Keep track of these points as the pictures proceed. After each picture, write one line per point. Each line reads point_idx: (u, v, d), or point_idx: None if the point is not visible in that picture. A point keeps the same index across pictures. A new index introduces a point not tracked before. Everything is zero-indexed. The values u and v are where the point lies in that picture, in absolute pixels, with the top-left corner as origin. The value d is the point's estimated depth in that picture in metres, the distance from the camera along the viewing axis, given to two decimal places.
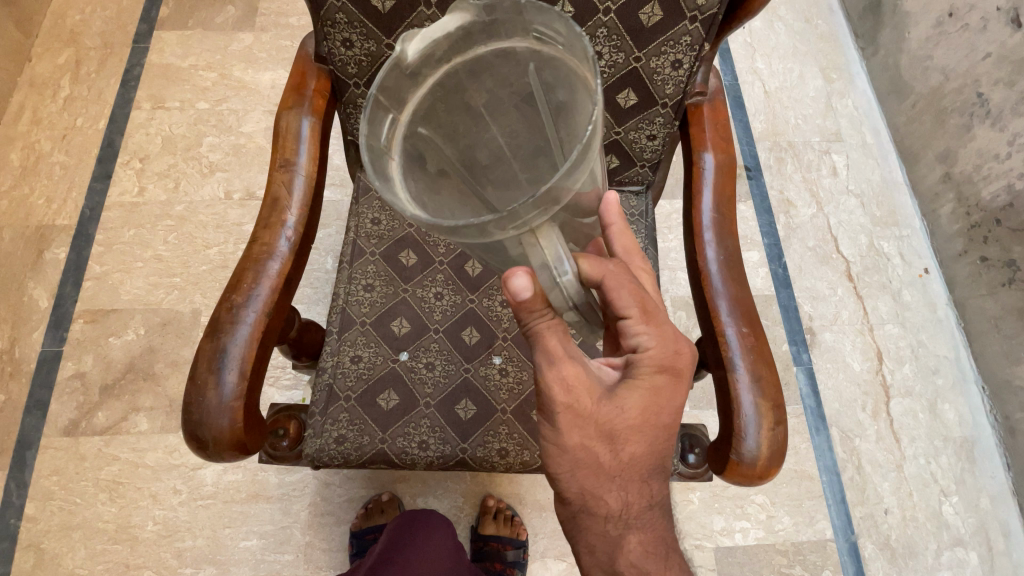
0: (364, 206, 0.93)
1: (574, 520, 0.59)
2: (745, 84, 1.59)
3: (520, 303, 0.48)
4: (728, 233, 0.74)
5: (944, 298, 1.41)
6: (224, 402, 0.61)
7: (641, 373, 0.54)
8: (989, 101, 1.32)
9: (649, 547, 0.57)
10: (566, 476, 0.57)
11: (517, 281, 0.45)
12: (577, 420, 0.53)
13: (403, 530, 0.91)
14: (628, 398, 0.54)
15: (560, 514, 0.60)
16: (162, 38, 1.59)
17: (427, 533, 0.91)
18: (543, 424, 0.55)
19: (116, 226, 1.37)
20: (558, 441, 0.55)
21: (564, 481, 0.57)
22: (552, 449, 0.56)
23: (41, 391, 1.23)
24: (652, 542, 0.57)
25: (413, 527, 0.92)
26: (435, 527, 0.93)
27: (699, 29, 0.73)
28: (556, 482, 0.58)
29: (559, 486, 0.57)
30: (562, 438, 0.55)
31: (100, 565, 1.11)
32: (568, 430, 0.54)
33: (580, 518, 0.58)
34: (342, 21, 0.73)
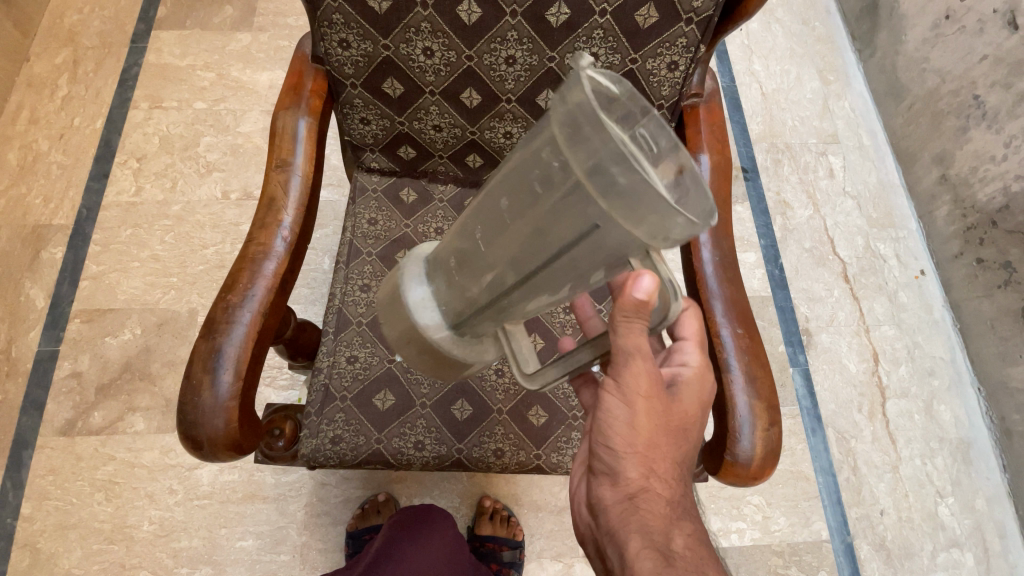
0: (361, 206, 0.94)
1: (630, 503, 0.56)
2: (743, 86, 1.59)
3: (632, 302, 0.46)
4: (723, 234, 0.74)
5: (940, 299, 1.42)
6: (219, 403, 0.61)
7: (697, 380, 0.60)
8: (986, 104, 1.33)
9: (697, 535, 0.57)
10: (630, 455, 0.56)
11: (646, 282, 0.44)
12: (652, 404, 0.55)
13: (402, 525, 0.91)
14: (688, 388, 0.60)
15: (610, 500, 0.58)
16: (160, 38, 1.59)
17: (425, 527, 0.91)
18: (613, 404, 0.55)
19: (113, 225, 1.37)
20: (627, 420, 0.55)
21: (628, 460, 0.56)
22: (621, 429, 0.56)
23: (38, 391, 1.23)
24: (699, 532, 0.58)
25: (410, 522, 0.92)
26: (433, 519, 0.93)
27: (695, 31, 0.73)
28: (620, 463, 0.57)
29: (622, 464, 0.57)
30: (635, 417, 0.55)
31: (96, 566, 1.11)
32: (643, 411, 0.55)
33: (637, 500, 0.56)
34: (339, 22, 0.74)
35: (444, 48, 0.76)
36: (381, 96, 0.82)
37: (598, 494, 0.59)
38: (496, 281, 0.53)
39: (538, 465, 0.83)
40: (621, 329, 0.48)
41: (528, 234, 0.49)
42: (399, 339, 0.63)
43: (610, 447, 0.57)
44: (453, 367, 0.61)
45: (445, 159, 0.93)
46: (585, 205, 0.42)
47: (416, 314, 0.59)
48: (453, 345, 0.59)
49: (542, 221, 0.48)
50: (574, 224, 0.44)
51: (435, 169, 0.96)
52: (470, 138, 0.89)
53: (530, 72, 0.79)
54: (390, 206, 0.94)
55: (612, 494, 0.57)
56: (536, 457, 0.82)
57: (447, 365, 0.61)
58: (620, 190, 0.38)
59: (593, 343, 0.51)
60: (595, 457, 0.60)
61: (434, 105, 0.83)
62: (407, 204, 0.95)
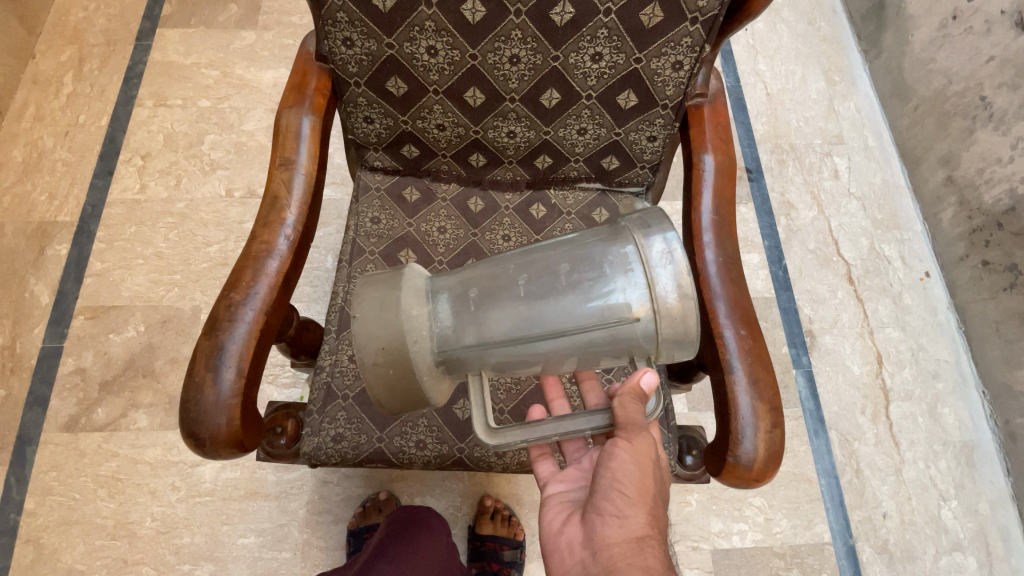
0: (364, 205, 0.94)
1: (637, 545, 0.55)
2: (747, 86, 1.59)
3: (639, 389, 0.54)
4: (727, 236, 0.74)
5: (945, 301, 1.41)
6: (221, 400, 0.62)
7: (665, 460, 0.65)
8: (992, 105, 1.32)
9: None
10: (636, 503, 0.57)
11: (650, 378, 0.54)
12: (652, 463, 0.58)
13: (400, 525, 0.91)
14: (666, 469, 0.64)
15: (615, 540, 0.56)
16: (165, 36, 1.60)
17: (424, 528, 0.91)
18: (624, 457, 0.57)
19: (117, 222, 1.38)
20: (635, 469, 0.57)
21: (637, 506, 0.57)
22: (630, 477, 0.57)
23: (42, 387, 1.23)
24: None
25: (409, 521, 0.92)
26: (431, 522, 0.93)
27: (700, 31, 0.73)
28: (628, 508, 0.57)
29: (628, 511, 0.57)
30: (644, 469, 0.58)
31: (98, 561, 1.11)
32: (650, 464, 0.58)
33: (642, 545, 0.55)
34: (344, 20, 0.74)
35: (448, 46, 0.76)
36: (385, 95, 0.82)
37: (597, 535, 0.57)
38: (510, 328, 0.49)
39: None
40: (622, 409, 0.54)
41: (564, 298, 0.49)
42: (363, 344, 0.51)
43: (618, 492, 0.58)
44: (413, 396, 0.52)
45: (448, 158, 0.92)
46: (631, 300, 0.48)
47: (406, 325, 0.50)
48: (426, 373, 0.52)
49: (588, 292, 0.48)
50: (606, 310, 0.48)
51: (438, 168, 0.95)
52: (474, 138, 0.89)
53: (534, 72, 0.79)
54: (393, 205, 0.94)
55: (617, 534, 0.56)
56: None
57: (408, 393, 0.52)
58: (674, 310, 0.48)
59: (600, 412, 0.55)
60: (597, 503, 0.59)
61: (438, 104, 0.83)
62: (410, 203, 0.95)
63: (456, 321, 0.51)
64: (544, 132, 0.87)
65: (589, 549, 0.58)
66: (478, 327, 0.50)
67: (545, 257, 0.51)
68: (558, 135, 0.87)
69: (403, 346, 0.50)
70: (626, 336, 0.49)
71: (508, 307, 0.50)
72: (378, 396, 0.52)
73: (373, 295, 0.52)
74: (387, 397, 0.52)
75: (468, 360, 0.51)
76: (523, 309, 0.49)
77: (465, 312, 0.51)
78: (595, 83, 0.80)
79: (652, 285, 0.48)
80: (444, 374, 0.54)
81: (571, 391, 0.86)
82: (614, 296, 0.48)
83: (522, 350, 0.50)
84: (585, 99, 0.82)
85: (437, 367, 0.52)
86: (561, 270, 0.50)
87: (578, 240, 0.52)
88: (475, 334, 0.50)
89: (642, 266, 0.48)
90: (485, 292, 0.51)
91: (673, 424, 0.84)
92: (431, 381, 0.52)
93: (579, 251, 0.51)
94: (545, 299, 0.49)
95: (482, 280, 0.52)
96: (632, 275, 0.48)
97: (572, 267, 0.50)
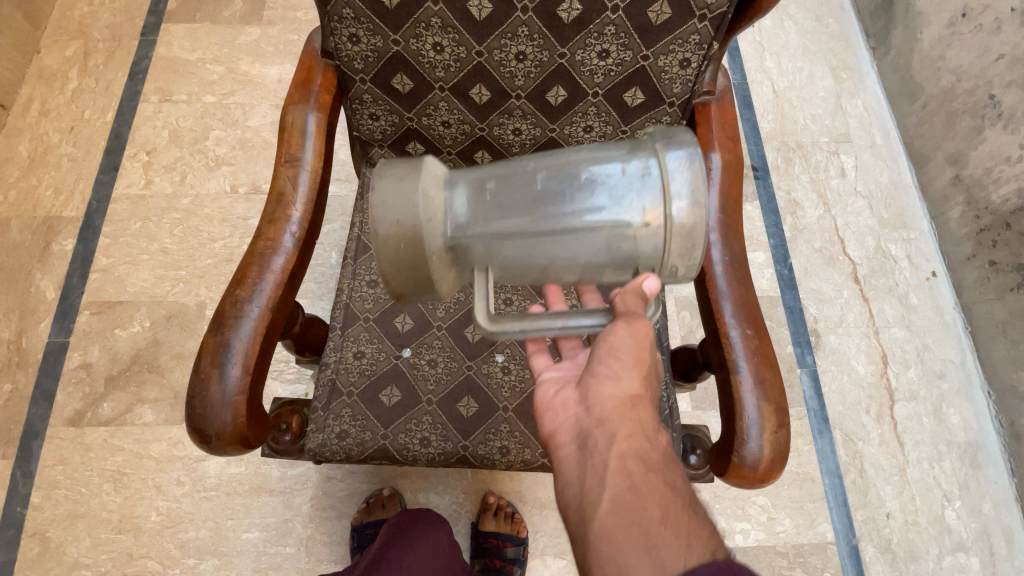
0: (369, 202, 0.94)
1: (630, 403, 0.54)
2: (754, 83, 1.58)
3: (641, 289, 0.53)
4: (734, 235, 0.74)
5: (951, 301, 1.40)
6: (227, 397, 0.62)
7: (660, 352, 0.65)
8: (1001, 104, 1.31)
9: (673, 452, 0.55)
10: (628, 371, 0.55)
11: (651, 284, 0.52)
12: (647, 338, 0.55)
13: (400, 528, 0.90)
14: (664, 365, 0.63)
15: (608, 398, 0.55)
16: (170, 31, 1.60)
17: (428, 528, 0.91)
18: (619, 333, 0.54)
19: (123, 218, 1.38)
20: (631, 337, 0.54)
21: (633, 371, 0.55)
22: (625, 346, 0.54)
23: (48, 382, 1.24)
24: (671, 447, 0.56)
25: (414, 521, 0.92)
26: (434, 521, 0.93)
27: (708, 28, 0.72)
28: (623, 373, 0.55)
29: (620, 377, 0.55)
30: (642, 343, 0.54)
31: (103, 555, 1.12)
32: (646, 333, 0.55)
33: (635, 407, 0.54)
34: (350, 16, 0.73)
35: (454, 43, 0.76)
36: (391, 92, 0.82)
37: (591, 394, 0.56)
38: (521, 218, 0.50)
39: (544, 464, 0.82)
40: (620, 306, 0.54)
41: (579, 193, 0.49)
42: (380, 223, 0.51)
43: (613, 357, 0.55)
44: (420, 275, 0.52)
45: (453, 155, 0.92)
46: (643, 206, 0.48)
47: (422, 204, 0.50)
48: (436, 255, 0.51)
49: (602, 195, 0.49)
50: (618, 213, 0.48)
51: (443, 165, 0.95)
52: (479, 135, 0.88)
53: (540, 69, 0.78)
54: None
55: (611, 393, 0.55)
56: (542, 455, 0.82)
57: (416, 273, 0.52)
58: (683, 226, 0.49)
59: (600, 312, 0.56)
60: (592, 365, 0.57)
61: (443, 101, 0.83)
62: None
63: (471, 210, 0.51)
64: (550, 130, 0.87)
65: (584, 407, 0.57)
66: (490, 215, 0.51)
67: (564, 160, 0.51)
68: (564, 133, 0.87)
69: (417, 222, 0.50)
70: (635, 243, 0.49)
71: (524, 202, 0.50)
72: (384, 270, 0.52)
73: (391, 175, 0.52)
74: (396, 276, 0.52)
75: (478, 248, 0.51)
76: (537, 201, 0.50)
77: (483, 203, 0.51)
78: (601, 81, 0.79)
79: (666, 194, 0.48)
80: (452, 264, 0.53)
81: None
82: (627, 202, 0.48)
83: (530, 244, 0.50)
84: (592, 96, 0.81)
85: (446, 252, 0.52)
86: (580, 173, 0.50)
87: (599, 150, 0.52)
88: (488, 223, 0.51)
89: (658, 175, 0.49)
90: (502, 184, 0.51)
91: (678, 424, 0.83)
92: (440, 267, 0.52)
93: (599, 158, 0.51)
94: (559, 197, 0.49)
95: (500, 174, 0.52)
96: (649, 182, 0.49)
97: (590, 168, 0.50)
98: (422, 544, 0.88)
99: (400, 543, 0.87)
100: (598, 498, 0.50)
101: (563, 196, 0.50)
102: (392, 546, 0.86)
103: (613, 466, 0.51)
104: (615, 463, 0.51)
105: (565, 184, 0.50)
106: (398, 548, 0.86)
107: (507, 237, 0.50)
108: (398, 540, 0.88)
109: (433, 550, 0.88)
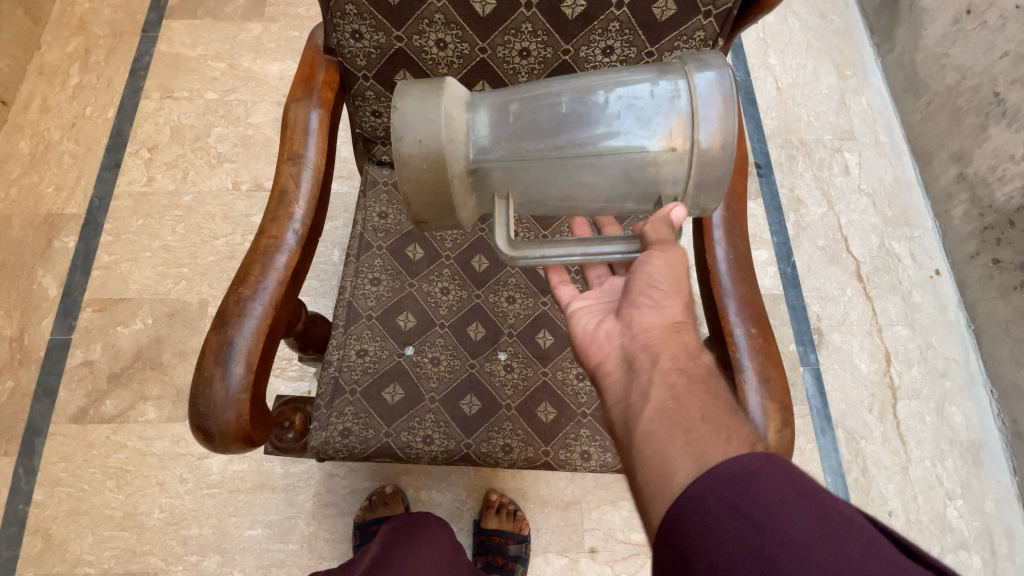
0: (371, 200, 0.93)
1: (672, 330, 0.54)
2: (757, 80, 1.57)
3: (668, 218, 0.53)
4: (738, 233, 0.74)
5: (955, 300, 1.39)
6: (230, 395, 0.61)
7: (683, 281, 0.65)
8: (1006, 101, 1.30)
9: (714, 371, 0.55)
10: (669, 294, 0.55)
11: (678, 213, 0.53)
12: (682, 265, 0.55)
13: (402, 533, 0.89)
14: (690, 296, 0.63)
15: (651, 324, 0.55)
16: (171, 28, 1.59)
17: (427, 531, 0.91)
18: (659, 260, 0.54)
19: (125, 215, 1.38)
20: (667, 264, 0.54)
21: (673, 298, 0.55)
22: (663, 274, 0.54)
23: (50, 379, 1.24)
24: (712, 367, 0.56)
25: (411, 525, 0.92)
26: (433, 524, 0.93)
27: (713, 24, 0.72)
28: (662, 300, 0.55)
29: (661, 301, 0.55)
30: (679, 268, 0.55)
31: (106, 552, 1.13)
32: (681, 261, 0.55)
33: (677, 331, 0.54)
34: (352, 13, 0.73)
35: (457, 39, 0.76)
36: (394, 89, 0.82)
37: (632, 323, 0.56)
38: (545, 140, 0.50)
39: (546, 463, 0.82)
40: (650, 236, 0.54)
41: (603, 114, 0.49)
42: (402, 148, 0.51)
43: (653, 286, 0.55)
44: (442, 202, 0.53)
45: None
46: (666, 132, 0.49)
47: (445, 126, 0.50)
48: (458, 178, 0.52)
49: (627, 119, 0.49)
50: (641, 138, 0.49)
51: None
52: None
53: (544, 65, 0.78)
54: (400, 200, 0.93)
55: (652, 321, 0.55)
56: (544, 453, 0.82)
57: (438, 197, 0.53)
58: (707, 153, 0.49)
59: (625, 240, 0.56)
60: (630, 294, 0.57)
61: None
62: None
63: (493, 133, 0.51)
64: None
65: (625, 334, 0.57)
66: (517, 139, 0.51)
67: (589, 83, 0.51)
68: None
69: (440, 143, 0.50)
70: (658, 167, 0.50)
71: (548, 124, 0.50)
72: (406, 194, 0.53)
73: (414, 93, 0.52)
74: (418, 201, 0.53)
75: (500, 171, 0.52)
76: (561, 123, 0.50)
77: (506, 125, 0.51)
78: None
79: (692, 119, 0.48)
80: (473, 188, 0.54)
81: (580, 387, 0.85)
82: (651, 127, 0.49)
83: (551, 164, 0.51)
84: None
85: (467, 176, 0.52)
86: (605, 98, 0.50)
87: (624, 74, 0.51)
88: (511, 145, 0.51)
89: (683, 99, 0.49)
90: (525, 108, 0.51)
91: None
92: (462, 190, 0.53)
93: (626, 81, 0.50)
94: (583, 120, 0.50)
95: (526, 96, 0.52)
96: (676, 105, 0.49)
97: (615, 92, 0.50)
98: (422, 546, 0.87)
99: (400, 546, 0.86)
100: (641, 415, 0.51)
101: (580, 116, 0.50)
102: (393, 550, 0.86)
103: (657, 383, 0.52)
104: (659, 379, 0.51)
105: (590, 107, 0.50)
106: (398, 551, 0.85)
107: (528, 159, 0.51)
108: (397, 544, 0.87)
109: (433, 550, 0.87)
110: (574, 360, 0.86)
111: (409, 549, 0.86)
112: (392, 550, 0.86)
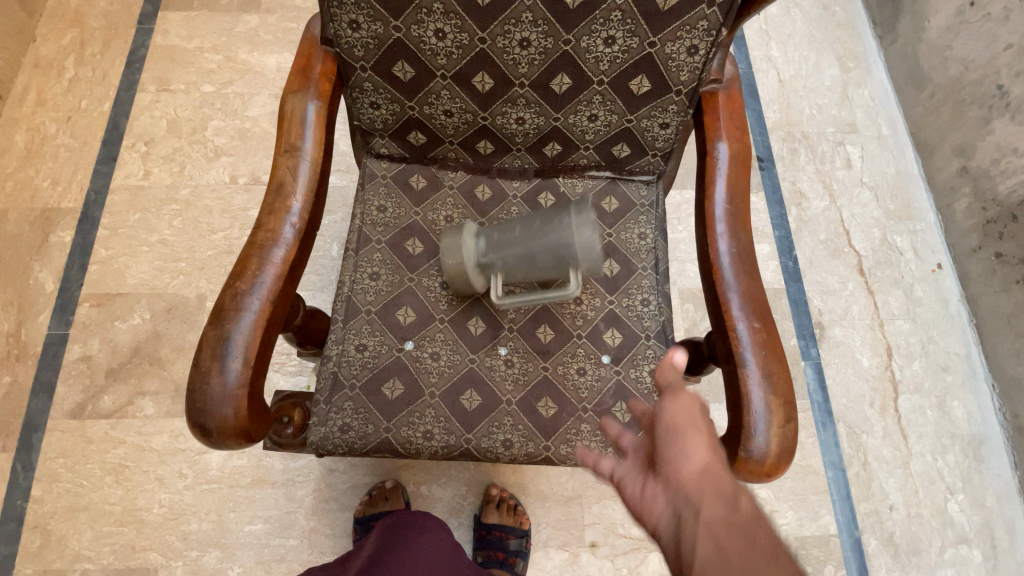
0: (370, 192, 0.92)
1: (706, 474, 0.51)
2: (759, 72, 1.56)
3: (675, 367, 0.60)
4: (741, 227, 0.73)
5: (957, 294, 1.39)
6: (228, 390, 0.61)
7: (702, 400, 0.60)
8: (1010, 94, 1.29)
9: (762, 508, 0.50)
10: (690, 437, 0.54)
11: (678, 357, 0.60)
12: (699, 405, 0.57)
13: (398, 534, 0.88)
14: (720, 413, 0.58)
15: (684, 474, 0.52)
16: (167, 20, 1.57)
17: (424, 532, 0.90)
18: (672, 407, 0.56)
19: (122, 209, 1.37)
20: (679, 407, 0.56)
21: (696, 440, 0.54)
22: (685, 415, 0.55)
23: (48, 374, 1.23)
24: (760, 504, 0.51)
25: (408, 525, 0.90)
26: (431, 524, 0.92)
27: (717, 14, 0.71)
28: (689, 441, 0.53)
29: (686, 446, 0.53)
30: (692, 409, 0.56)
31: (106, 547, 1.12)
32: (693, 402, 0.57)
33: (708, 472, 0.52)
34: (350, 2, 0.72)
35: (457, 29, 0.75)
36: (392, 80, 0.80)
37: (665, 472, 0.53)
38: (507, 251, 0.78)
39: (547, 458, 0.82)
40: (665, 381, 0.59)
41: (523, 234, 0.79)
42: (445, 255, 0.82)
43: (675, 434, 0.54)
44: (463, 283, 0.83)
45: (455, 144, 0.90)
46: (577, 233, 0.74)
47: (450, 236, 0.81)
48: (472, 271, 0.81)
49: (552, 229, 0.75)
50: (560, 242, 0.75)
51: (445, 155, 0.93)
52: (482, 125, 0.87)
53: (544, 56, 0.77)
54: (399, 193, 0.92)
55: (685, 471, 0.52)
56: (545, 449, 0.81)
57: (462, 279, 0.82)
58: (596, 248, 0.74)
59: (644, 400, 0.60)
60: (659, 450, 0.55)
61: (446, 89, 0.81)
62: (417, 190, 0.93)
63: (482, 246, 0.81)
64: (554, 119, 0.85)
65: (663, 486, 0.53)
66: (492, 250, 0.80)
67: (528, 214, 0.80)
68: (568, 122, 0.85)
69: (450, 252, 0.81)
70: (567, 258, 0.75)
71: (511, 236, 0.79)
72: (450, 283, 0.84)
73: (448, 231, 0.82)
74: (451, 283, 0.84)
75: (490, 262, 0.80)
76: (513, 241, 0.78)
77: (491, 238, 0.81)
78: (607, 68, 0.78)
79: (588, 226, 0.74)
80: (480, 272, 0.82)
81: (581, 382, 0.84)
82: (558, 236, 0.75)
83: (508, 264, 0.79)
84: (597, 84, 0.80)
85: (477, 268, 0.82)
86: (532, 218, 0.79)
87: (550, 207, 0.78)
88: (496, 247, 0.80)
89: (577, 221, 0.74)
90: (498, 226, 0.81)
91: None
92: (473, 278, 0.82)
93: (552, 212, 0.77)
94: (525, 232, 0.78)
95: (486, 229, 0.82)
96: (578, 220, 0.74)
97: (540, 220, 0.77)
98: (419, 548, 0.86)
99: (397, 547, 0.85)
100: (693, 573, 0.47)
101: (529, 234, 0.77)
102: (389, 550, 0.84)
103: (702, 536, 0.48)
104: (703, 532, 0.48)
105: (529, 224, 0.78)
106: (395, 552, 0.84)
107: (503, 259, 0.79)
108: (394, 544, 0.86)
109: (430, 553, 0.86)
110: (575, 354, 0.85)
111: (407, 550, 0.85)
112: (389, 550, 0.84)
